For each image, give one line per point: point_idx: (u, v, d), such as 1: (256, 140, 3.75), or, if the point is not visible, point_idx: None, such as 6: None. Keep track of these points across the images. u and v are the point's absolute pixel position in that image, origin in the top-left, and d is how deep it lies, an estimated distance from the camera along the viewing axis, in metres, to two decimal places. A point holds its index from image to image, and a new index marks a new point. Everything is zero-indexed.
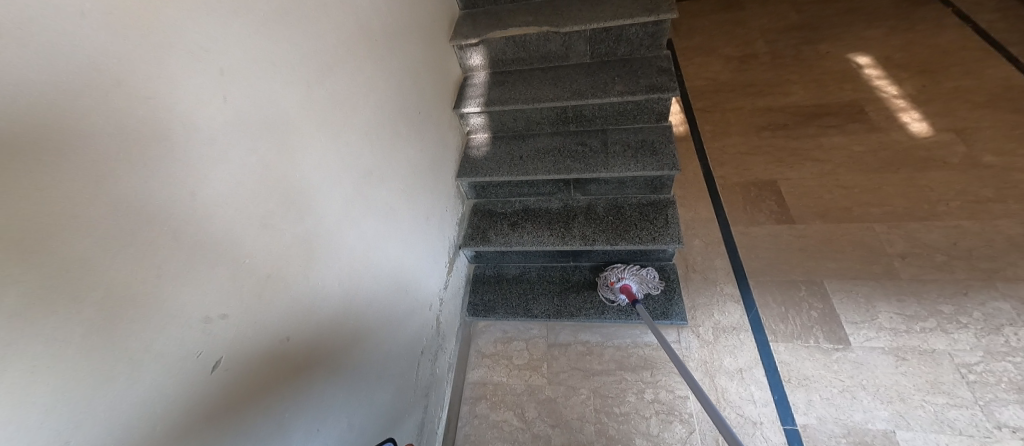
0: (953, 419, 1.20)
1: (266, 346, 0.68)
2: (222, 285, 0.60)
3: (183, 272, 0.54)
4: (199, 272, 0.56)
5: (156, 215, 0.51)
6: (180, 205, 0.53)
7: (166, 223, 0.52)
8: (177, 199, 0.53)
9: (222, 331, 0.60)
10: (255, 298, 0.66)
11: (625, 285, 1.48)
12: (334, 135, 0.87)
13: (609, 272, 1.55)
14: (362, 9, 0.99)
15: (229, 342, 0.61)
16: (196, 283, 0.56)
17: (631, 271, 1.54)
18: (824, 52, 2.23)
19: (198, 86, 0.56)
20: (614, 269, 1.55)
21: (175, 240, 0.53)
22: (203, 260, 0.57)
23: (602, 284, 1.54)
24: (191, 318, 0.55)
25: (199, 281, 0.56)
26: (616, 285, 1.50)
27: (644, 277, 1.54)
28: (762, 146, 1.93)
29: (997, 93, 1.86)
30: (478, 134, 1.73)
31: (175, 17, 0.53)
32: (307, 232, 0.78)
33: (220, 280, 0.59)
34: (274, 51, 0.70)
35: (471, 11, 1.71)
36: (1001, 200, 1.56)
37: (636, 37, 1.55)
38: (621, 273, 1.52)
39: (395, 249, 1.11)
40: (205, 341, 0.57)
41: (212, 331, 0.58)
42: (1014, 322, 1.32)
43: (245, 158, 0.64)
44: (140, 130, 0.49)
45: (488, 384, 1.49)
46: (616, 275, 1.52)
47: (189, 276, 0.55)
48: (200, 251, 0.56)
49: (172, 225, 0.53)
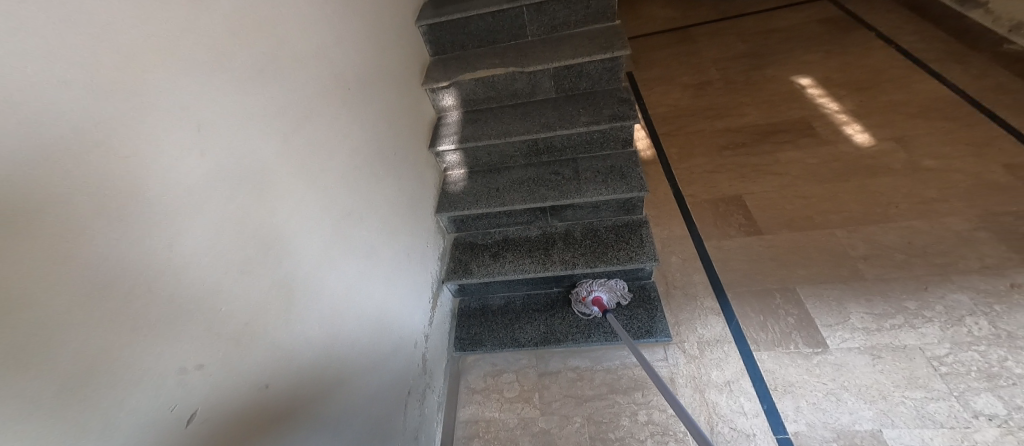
0: (933, 413, 1.23)
1: (245, 394, 0.67)
2: (198, 335, 0.59)
3: (158, 324, 0.54)
4: (175, 322, 0.56)
5: (133, 269, 0.51)
6: (156, 257, 0.54)
7: (142, 276, 0.52)
8: (153, 252, 0.54)
9: (198, 381, 0.59)
10: (234, 345, 0.65)
11: (595, 297, 1.53)
12: (312, 179, 0.89)
13: (580, 288, 1.60)
14: (336, 61, 1.04)
15: (207, 392, 0.60)
16: (172, 334, 0.56)
17: (600, 282, 1.59)
18: (771, 76, 2.42)
19: (176, 140, 0.58)
20: (584, 284, 1.60)
21: (150, 293, 0.53)
22: (180, 308, 0.57)
23: (575, 299, 1.59)
24: (166, 370, 0.55)
25: (175, 330, 0.56)
26: (587, 299, 1.55)
27: (614, 287, 1.59)
28: (725, 164, 2.04)
29: (926, 104, 2.04)
30: (454, 170, 1.78)
31: (154, 79, 0.56)
32: (286, 275, 0.78)
33: (197, 330, 0.59)
34: (251, 104, 0.74)
35: (441, 56, 1.80)
36: (945, 199, 1.68)
37: (596, 72, 1.66)
38: (591, 287, 1.57)
39: (376, 287, 1.11)
40: (181, 393, 0.56)
41: (189, 381, 0.58)
42: (974, 312, 1.39)
43: (223, 206, 0.66)
44: (117, 186, 0.50)
45: (481, 421, 1.46)
46: (586, 290, 1.57)
47: (165, 326, 0.55)
48: (176, 302, 0.57)
49: (149, 277, 0.53)
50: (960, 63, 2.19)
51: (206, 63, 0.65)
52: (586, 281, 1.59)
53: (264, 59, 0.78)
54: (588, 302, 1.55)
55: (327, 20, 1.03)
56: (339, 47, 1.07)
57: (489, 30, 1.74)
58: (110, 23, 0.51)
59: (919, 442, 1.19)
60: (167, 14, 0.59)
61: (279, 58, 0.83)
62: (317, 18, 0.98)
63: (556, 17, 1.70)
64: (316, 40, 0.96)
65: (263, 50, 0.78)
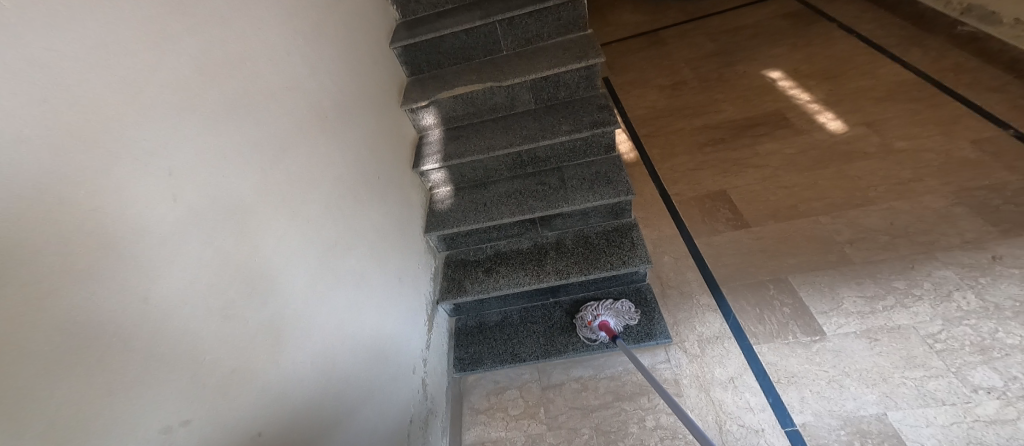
0: (934, 391, 1.25)
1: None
2: (181, 389, 0.56)
3: (137, 383, 0.51)
4: (152, 381, 0.53)
5: (105, 327, 0.48)
6: (132, 311, 0.51)
7: (116, 333, 0.49)
8: (129, 306, 0.51)
9: (182, 440, 0.55)
10: (220, 397, 0.62)
11: (602, 322, 1.50)
12: (293, 213, 0.87)
13: (585, 313, 1.57)
14: (311, 90, 1.03)
15: None
16: (152, 393, 0.52)
17: (605, 306, 1.57)
18: (742, 72, 2.48)
19: (144, 187, 0.56)
20: (588, 309, 1.57)
21: (125, 350, 0.50)
22: (158, 365, 0.54)
23: (581, 325, 1.56)
24: (150, 431, 0.51)
25: (154, 389, 0.53)
26: (594, 324, 1.52)
27: (621, 311, 1.55)
28: (707, 161, 2.07)
29: (892, 88, 2.10)
30: (440, 188, 1.76)
31: (118, 127, 0.54)
32: (272, 315, 0.75)
33: (179, 384, 0.56)
34: (224, 143, 0.71)
35: (418, 76, 1.80)
36: (920, 178, 1.72)
37: (573, 81, 1.67)
38: (596, 311, 1.55)
39: (369, 315, 1.08)
40: None
41: (173, 441, 0.54)
42: (961, 287, 1.42)
43: (201, 251, 0.63)
44: (80, 242, 0.47)
45: (488, 442, 1.43)
46: (591, 314, 1.55)
47: (142, 387, 0.51)
48: (155, 357, 0.54)
49: (123, 335, 0.50)
50: (920, 46, 2.27)
51: (172, 105, 0.62)
52: (591, 305, 1.57)
53: (235, 96, 0.76)
54: (594, 326, 1.52)
55: (299, 50, 1.02)
56: (313, 77, 1.05)
57: (464, 47, 1.75)
58: (66, 74, 0.49)
59: (924, 422, 1.20)
60: (128, 58, 0.57)
61: (251, 93, 0.81)
62: (288, 49, 0.97)
63: (529, 30, 1.72)
64: (288, 72, 0.95)
65: (233, 86, 0.76)
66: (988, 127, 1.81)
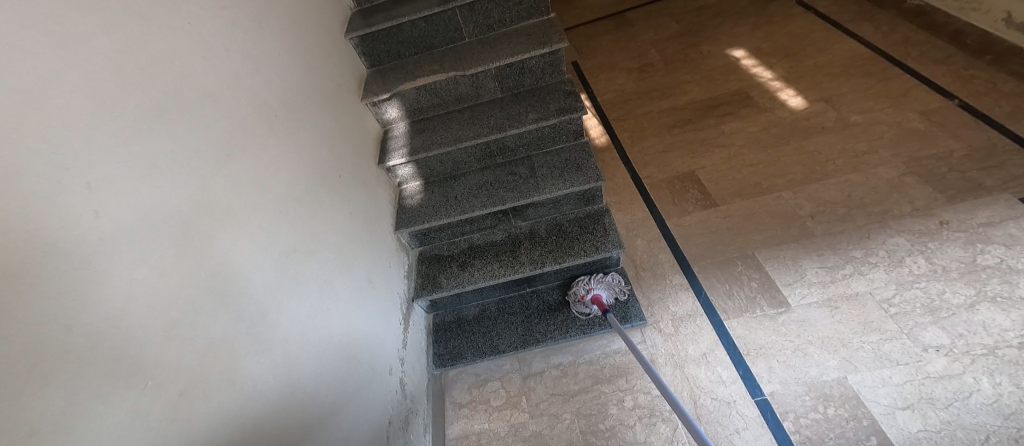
0: (889, 352, 1.32)
1: None
2: (119, 420, 0.53)
3: (67, 417, 0.48)
4: (84, 414, 0.50)
5: (23, 361, 0.45)
6: (54, 341, 0.48)
7: (37, 366, 0.46)
8: (49, 336, 0.48)
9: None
10: (168, 422, 0.59)
11: (595, 296, 1.51)
12: (243, 222, 0.83)
13: (577, 287, 1.58)
14: (256, 90, 0.98)
15: None
16: (85, 427, 0.49)
17: (598, 279, 1.57)
18: (706, 52, 2.50)
19: (61, 208, 0.52)
20: (580, 283, 1.58)
21: (48, 384, 0.47)
22: (88, 396, 0.51)
23: (573, 299, 1.57)
24: None
25: (88, 423, 0.50)
26: (587, 298, 1.54)
27: (612, 282, 1.57)
28: (675, 142, 2.10)
29: (847, 63, 2.17)
30: (409, 183, 1.72)
31: (23, 143, 0.49)
32: (224, 331, 0.72)
33: (116, 415, 0.53)
34: (154, 152, 0.67)
35: (378, 67, 1.74)
36: (874, 151, 1.79)
37: (538, 67, 1.65)
38: (588, 285, 1.56)
39: (336, 322, 1.06)
40: None
41: None
42: (912, 252, 1.50)
43: (134, 270, 0.59)
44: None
45: (471, 434, 1.44)
46: (584, 289, 1.56)
47: (73, 423, 0.48)
48: (84, 388, 0.50)
49: (42, 370, 0.47)
50: (872, 21, 2.34)
51: (86, 115, 0.57)
52: (582, 279, 1.57)
53: (164, 99, 0.71)
54: (587, 301, 1.53)
55: (240, 47, 0.96)
56: (257, 75, 0.99)
57: (424, 35, 1.69)
58: None
59: (881, 382, 1.28)
60: (27, 65, 0.52)
61: (184, 95, 0.76)
62: (226, 47, 0.91)
63: (490, 15, 1.68)
64: (228, 70, 0.89)
65: (161, 89, 0.71)
66: (934, 98, 1.90)
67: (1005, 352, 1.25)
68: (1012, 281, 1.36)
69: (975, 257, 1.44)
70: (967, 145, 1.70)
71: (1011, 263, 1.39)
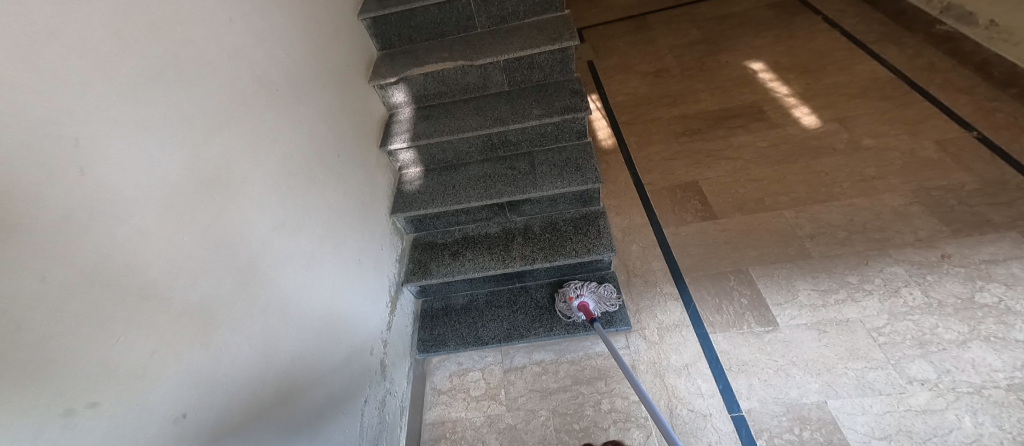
0: (873, 382, 1.30)
1: (155, 428, 0.63)
2: (87, 372, 0.55)
3: (37, 364, 0.50)
4: (54, 362, 0.52)
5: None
6: (28, 291, 0.50)
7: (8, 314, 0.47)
8: (23, 287, 0.49)
9: (86, 423, 0.54)
10: (134, 379, 0.61)
11: (583, 302, 1.50)
12: (232, 192, 0.84)
13: (568, 289, 1.56)
14: (258, 63, 0.98)
15: (108, 431, 0.57)
16: (52, 375, 0.51)
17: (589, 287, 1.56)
18: (723, 62, 2.46)
19: (47, 163, 0.53)
20: (572, 286, 1.57)
21: (17, 333, 0.48)
22: (60, 347, 0.53)
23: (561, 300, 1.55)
24: (49, 411, 0.50)
25: (58, 372, 0.52)
26: (574, 301, 1.52)
27: (603, 295, 1.56)
28: (681, 151, 2.08)
29: (867, 84, 2.12)
30: (410, 168, 1.73)
31: (11, 95, 0.50)
32: (202, 296, 0.74)
33: (85, 365, 0.55)
34: (145, 114, 0.68)
35: (389, 50, 1.74)
36: (883, 176, 1.76)
37: (547, 63, 1.64)
38: (579, 289, 1.55)
39: (319, 298, 1.08)
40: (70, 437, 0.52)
41: (78, 425, 0.53)
42: (909, 283, 1.47)
43: (113, 227, 0.60)
44: None
45: (447, 421, 1.46)
46: (574, 291, 1.54)
47: (37, 370, 0.50)
48: (55, 338, 0.52)
49: (15, 317, 0.48)
50: (897, 44, 2.28)
51: (77, 74, 0.59)
52: (575, 283, 1.56)
53: (161, 64, 0.72)
54: (574, 304, 1.51)
55: (244, 19, 0.96)
56: (261, 48, 1.00)
57: (437, 22, 1.69)
58: None
59: (860, 410, 1.26)
60: (22, 17, 0.53)
61: (182, 62, 0.77)
62: (230, 16, 0.92)
63: (503, 7, 1.67)
64: (230, 41, 0.90)
65: (157, 52, 0.72)
66: (952, 128, 1.85)
67: (991, 392, 1.23)
68: (1008, 322, 1.33)
69: (973, 294, 1.41)
70: (979, 179, 1.66)
71: (1009, 304, 1.36)
